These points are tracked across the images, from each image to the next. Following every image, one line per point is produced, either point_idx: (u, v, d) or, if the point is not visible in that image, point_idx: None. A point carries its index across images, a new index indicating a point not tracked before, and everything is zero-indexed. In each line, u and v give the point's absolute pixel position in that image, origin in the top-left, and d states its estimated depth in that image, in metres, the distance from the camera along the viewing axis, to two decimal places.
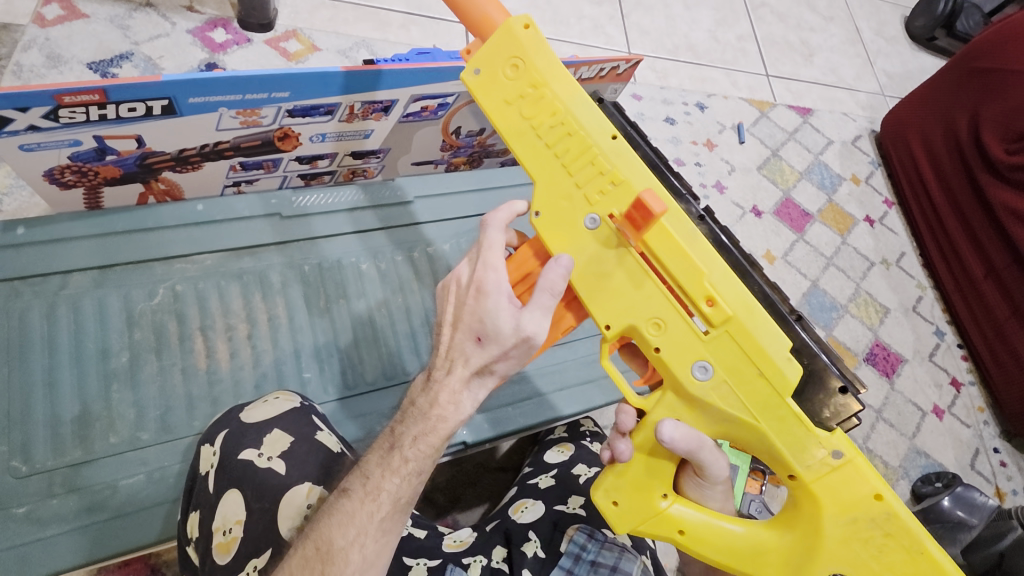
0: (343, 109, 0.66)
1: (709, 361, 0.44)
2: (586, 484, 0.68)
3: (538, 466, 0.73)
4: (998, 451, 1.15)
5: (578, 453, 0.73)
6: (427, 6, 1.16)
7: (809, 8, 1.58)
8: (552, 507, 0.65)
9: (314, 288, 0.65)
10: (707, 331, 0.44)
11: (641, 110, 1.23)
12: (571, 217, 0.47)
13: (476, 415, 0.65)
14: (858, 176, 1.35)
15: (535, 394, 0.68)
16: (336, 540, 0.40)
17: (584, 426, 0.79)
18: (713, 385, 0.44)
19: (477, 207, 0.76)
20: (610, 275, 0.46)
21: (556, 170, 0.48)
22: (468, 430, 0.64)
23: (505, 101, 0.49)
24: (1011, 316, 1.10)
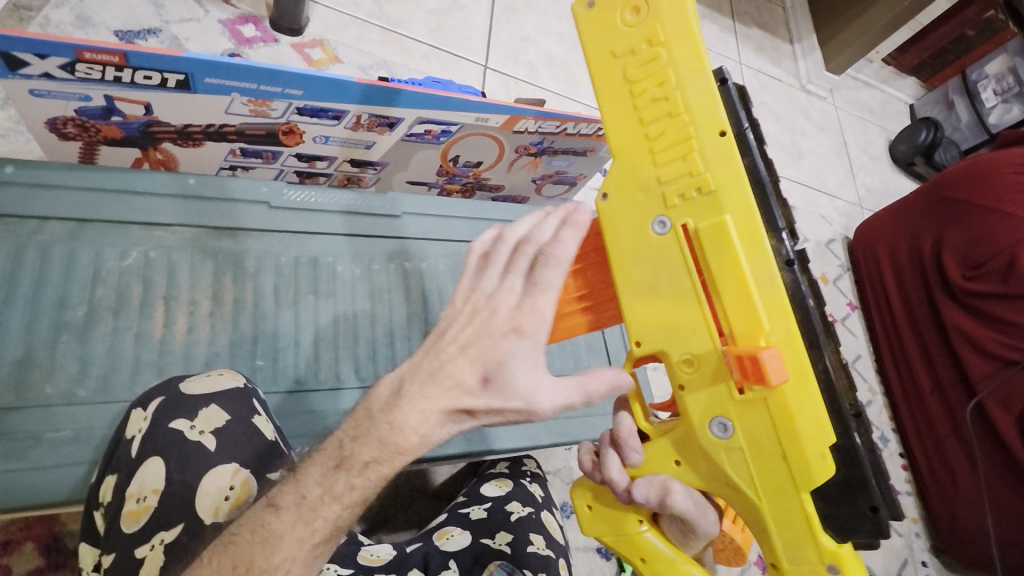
0: (350, 117, 0.69)
1: (738, 414, 0.45)
2: (516, 523, 0.69)
3: (472, 497, 0.73)
4: (925, 564, 1.17)
5: (514, 491, 0.73)
6: (451, 44, 1.24)
7: (804, 116, 1.70)
8: (478, 539, 0.66)
9: (287, 280, 0.66)
10: (744, 394, 0.44)
11: None
12: (640, 214, 0.47)
13: None
14: (827, 275, 1.41)
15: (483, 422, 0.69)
16: (256, 562, 0.38)
17: (526, 466, 0.79)
18: (730, 446, 0.45)
19: (459, 233, 0.78)
20: (659, 288, 0.46)
21: (641, 150, 0.47)
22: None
23: (612, 53, 0.48)
24: (951, 432, 1.14)
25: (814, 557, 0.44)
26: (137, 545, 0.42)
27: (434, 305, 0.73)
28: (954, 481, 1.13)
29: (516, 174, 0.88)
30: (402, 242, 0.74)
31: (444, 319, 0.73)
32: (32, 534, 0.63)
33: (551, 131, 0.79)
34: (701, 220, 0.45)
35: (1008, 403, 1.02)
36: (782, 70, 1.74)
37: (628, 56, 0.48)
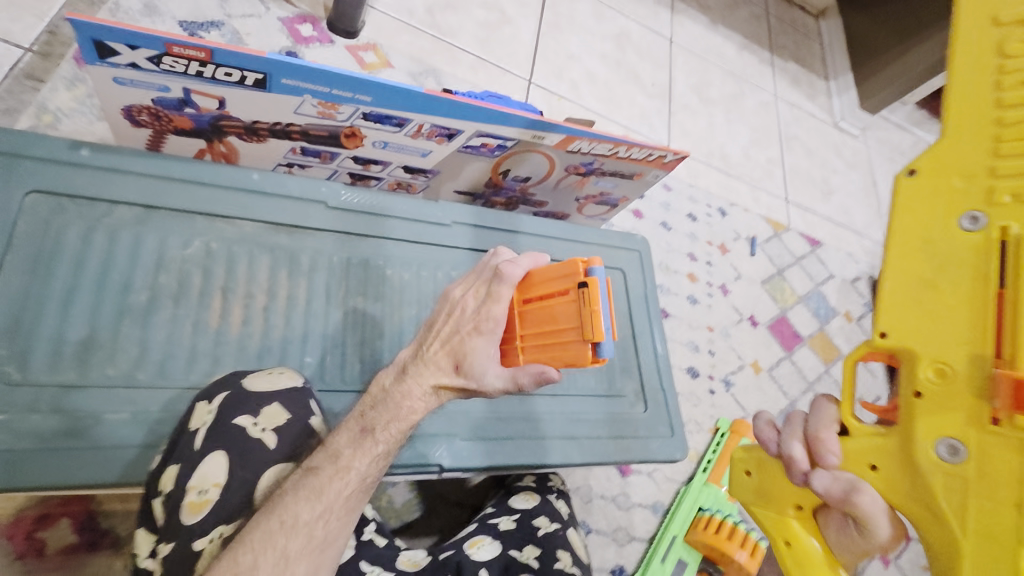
0: (412, 125, 0.70)
1: (965, 412, 0.40)
2: (544, 537, 0.69)
3: (501, 508, 0.74)
4: None
5: (542, 505, 0.74)
6: (498, 58, 1.26)
7: (835, 152, 1.71)
8: (507, 550, 0.67)
9: (338, 280, 0.68)
10: (997, 424, 0.38)
11: (668, 200, 1.31)
12: (942, 212, 0.43)
13: (460, 440, 0.65)
14: (851, 313, 1.41)
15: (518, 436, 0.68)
16: (302, 515, 0.44)
17: (553, 481, 0.79)
18: (957, 469, 0.39)
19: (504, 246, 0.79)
20: (932, 282, 0.42)
21: (986, 153, 0.42)
22: (446, 453, 0.63)
23: (980, 51, 0.43)
24: None
25: None
26: (195, 537, 0.44)
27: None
28: None
29: (561, 191, 0.89)
30: (449, 252, 0.75)
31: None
32: (69, 511, 0.64)
33: (603, 153, 0.80)
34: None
35: None
36: (816, 105, 1.75)
37: (999, 54, 0.42)
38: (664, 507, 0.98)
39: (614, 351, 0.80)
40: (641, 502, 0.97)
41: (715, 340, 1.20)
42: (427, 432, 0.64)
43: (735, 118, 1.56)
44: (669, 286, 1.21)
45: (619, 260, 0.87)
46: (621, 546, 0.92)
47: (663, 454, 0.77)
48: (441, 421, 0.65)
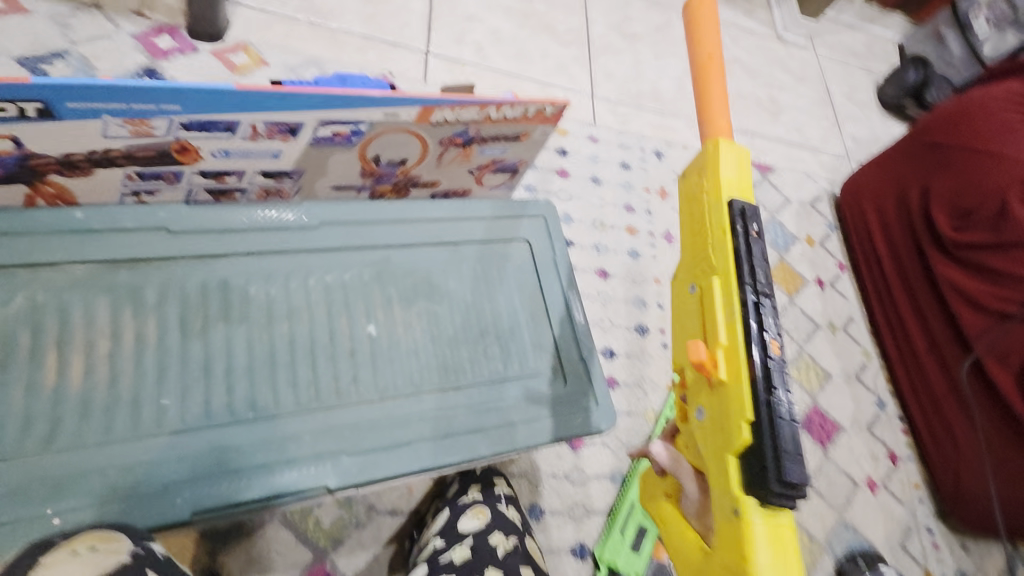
0: (244, 126, 0.64)
1: (704, 406, 0.56)
2: (504, 559, 0.67)
3: (450, 536, 0.69)
4: (931, 531, 1.11)
5: (494, 521, 0.70)
6: (388, 32, 1.18)
7: (781, 67, 1.60)
8: None
9: (193, 309, 0.62)
10: (715, 385, 0.54)
11: (597, 152, 1.24)
12: (682, 286, 0.63)
13: (345, 457, 0.60)
14: (813, 236, 1.33)
15: (411, 441, 0.63)
16: None
17: (498, 487, 0.75)
18: (702, 425, 0.56)
19: (382, 237, 0.73)
20: (685, 325, 0.61)
21: (689, 260, 0.62)
22: (332, 474, 0.59)
23: (687, 196, 0.63)
24: (949, 393, 1.07)
25: (728, 503, 0.50)
26: None
27: (358, 318, 0.68)
28: (955, 444, 1.07)
29: (448, 167, 0.82)
30: (320, 255, 0.70)
31: (370, 333, 0.68)
32: None
33: (472, 119, 0.73)
34: (708, 280, 0.58)
35: (1004, 357, 0.96)
36: (755, 21, 1.64)
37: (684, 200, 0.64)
38: (622, 475, 0.94)
39: (523, 329, 0.75)
40: (597, 475, 0.92)
41: (664, 291, 1.14)
42: (307, 454, 0.59)
43: (664, 51, 1.47)
44: (607, 244, 1.14)
45: (520, 229, 0.81)
46: (580, 523, 0.88)
47: (586, 429, 0.71)
48: (324, 440, 0.60)
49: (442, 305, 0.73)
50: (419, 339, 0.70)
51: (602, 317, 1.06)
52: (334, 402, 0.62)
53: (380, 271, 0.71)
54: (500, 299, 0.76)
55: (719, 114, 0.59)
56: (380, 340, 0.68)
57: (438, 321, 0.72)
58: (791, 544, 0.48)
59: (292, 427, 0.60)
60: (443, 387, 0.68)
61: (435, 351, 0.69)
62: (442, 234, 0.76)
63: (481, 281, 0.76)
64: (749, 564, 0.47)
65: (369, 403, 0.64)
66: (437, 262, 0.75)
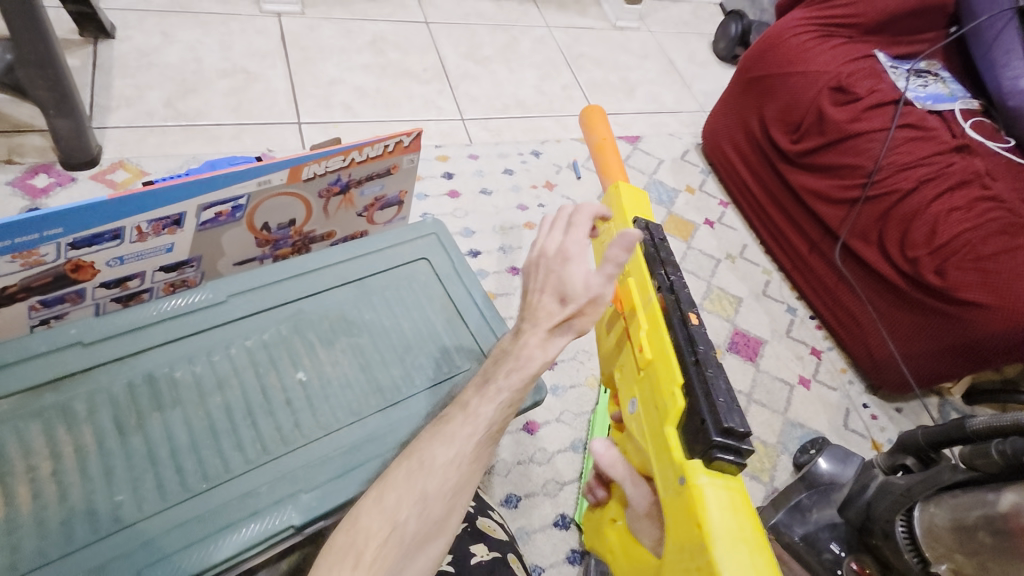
0: (129, 230, 0.69)
1: (639, 396, 0.59)
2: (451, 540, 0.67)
3: None
4: (867, 405, 1.23)
5: None
6: (257, 115, 1.25)
7: (624, 51, 1.78)
8: None
9: (125, 408, 0.66)
10: (642, 372, 0.59)
11: (481, 167, 1.34)
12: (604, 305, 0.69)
13: (303, 495, 0.64)
14: (692, 185, 1.48)
15: (364, 462, 0.68)
16: None
17: None
18: (638, 417, 0.59)
19: (290, 293, 0.79)
20: (619, 341, 0.65)
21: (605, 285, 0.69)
22: (296, 512, 0.63)
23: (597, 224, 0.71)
24: (838, 280, 1.21)
25: (675, 474, 0.50)
26: None
27: (286, 369, 0.73)
28: (856, 321, 1.20)
29: (337, 216, 0.89)
30: (236, 325, 0.74)
31: (301, 379, 0.72)
32: None
33: (340, 166, 0.80)
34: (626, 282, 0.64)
35: (866, 236, 1.15)
36: (590, 18, 1.81)
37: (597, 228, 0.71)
38: (582, 442, 1.01)
39: (442, 335, 0.81)
40: (558, 449, 0.99)
41: None
42: (268, 502, 0.63)
43: (517, 64, 1.60)
44: (512, 244, 1.23)
45: (417, 251, 0.88)
46: (555, 497, 0.94)
47: None
48: (282, 485, 0.65)
49: (362, 336, 0.78)
50: (349, 371, 0.75)
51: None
52: (282, 450, 0.67)
53: (297, 323, 0.77)
54: (414, 315, 0.82)
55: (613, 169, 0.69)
56: (313, 383, 0.72)
57: (363, 351, 0.77)
58: (739, 505, 0.47)
59: (249, 483, 0.64)
60: (383, 406, 0.73)
61: (367, 377, 0.75)
62: (345, 275, 0.83)
63: (393, 305, 0.82)
64: (701, 528, 0.45)
65: (317, 440, 0.68)
66: (346, 301, 0.81)
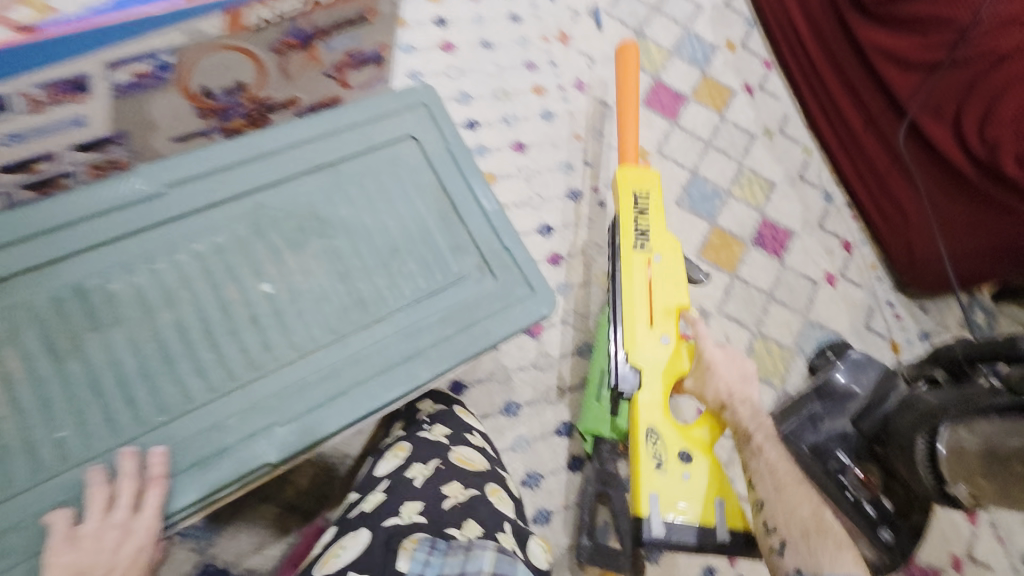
0: (16, 99, 0.52)
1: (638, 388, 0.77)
2: (422, 485, 0.67)
3: (369, 485, 0.70)
4: (892, 304, 1.14)
5: (413, 453, 0.71)
6: None
7: None
8: (383, 524, 0.62)
9: (56, 326, 0.55)
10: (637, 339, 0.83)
11: (479, 10, 1.08)
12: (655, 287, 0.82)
13: (279, 427, 0.56)
14: (734, 40, 1.23)
15: (350, 387, 0.59)
16: None
17: (421, 414, 0.77)
18: (647, 399, 0.77)
19: (246, 181, 0.63)
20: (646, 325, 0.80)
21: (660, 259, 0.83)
22: (270, 449, 0.55)
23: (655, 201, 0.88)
24: (892, 163, 1.06)
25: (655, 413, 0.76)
26: None
27: (246, 280, 0.60)
28: (901, 212, 1.06)
29: (299, 77, 0.70)
30: (182, 223, 0.60)
31: (267, 292, 0.60)
32: None
33: (298, 10, 0.60)
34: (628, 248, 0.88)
35: (938, 110, 0.98)
36: None
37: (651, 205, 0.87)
38: (589, 345, 0.93)
39: (434, 235, 0.68)
40: (562, 353, 0.92)
41: (589, 146, 1.06)
42: (237, 439, 0.55)
43: None
44: (516, 114, 1.04)
45: (401, 128, 0.71)
46: (557, 403, 0.89)
47: (526, 317, 0.67)
48: (252, 417, 0.56)
49: (338, 237, 0.65)
50: (325, 281, 0.63)
51: (531, 195, 1.00)
52: (251, 376, 0.57)
53: (258, 222, 0.62)
54: (400, 211, 0.68)
55: (627, 142, 0.93)
56: (281, 297, 0.61)
57: (341, 256, 0.64)
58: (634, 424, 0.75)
59: (214, 414, 0.55)
60: (367, 322, 0.62)
61: (347, 289, 0.63)
62: (313, 158, 0.66)
63: (375, 197, 0.67)
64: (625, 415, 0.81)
65: (292, 363, 0.58)
66: (316, 194, 0.66)
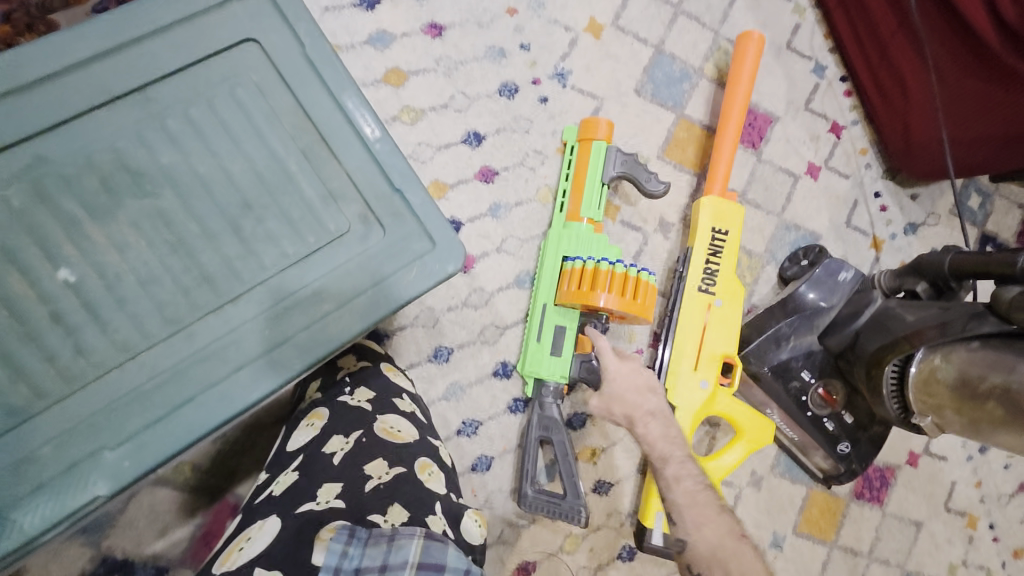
0: None
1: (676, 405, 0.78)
2: (341, 462, 0.55)
3: (281, 464, 0.59)
4: (879, 195, 1.01)
5: (329, 424, 0.60)
6: None
7: None
8: (293, 512, 0.50)
9: None
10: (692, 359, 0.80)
11: None
12: (723, 327, 0.80)
13: (111, 451, 0.46)
14: None
15: (200, 392, 0.48)
16: None
17: (341, 374, 0.67)
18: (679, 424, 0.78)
19: (10, 126, 0.46)
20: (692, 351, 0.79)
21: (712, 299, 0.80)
22: (104, 478, 0.45)
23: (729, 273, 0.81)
24: (897, 28, 0.86)
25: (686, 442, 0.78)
26: None
27: (37, 266, 0.46)
28: (903, 90, 0.89)
29: None
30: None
31: (70, 279, 0.46)
32: None
33: None
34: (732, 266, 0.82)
35: None
36: None
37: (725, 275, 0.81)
38: (531, 275, 0.81)
39: (298, 178, 0.52)
40: (499, 286, 0.80)
41: (527, 23, 0.85)
42: (57, 472, 0.45)
43: None
44: None
45: (230, 30, 0.51)
46: (494, 343, 0.79)
47: (427, 275, 0.54)
48: (74, 442, 0.45)
49: (162, 193, 0.49)
50: (152, 257, 0.48)
51: (452, 94, 0.81)
52: (65, 390, 0.46)
53: (39, 181, 0.46)
54: (247, 151, 0.51)
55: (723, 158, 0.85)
56: (91, 284, 0.47)
57: (171, 220, 0.49)
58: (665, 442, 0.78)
59: (21, 445, 0.44)
60: (217, 304, 0.49)
61: (184, 263, 0.49)
62: (107, 84, 0.48)
63: (207, 135, 0.50)
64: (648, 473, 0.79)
65: (120, 368, 0.47)
66: (120, 133, 0.48)
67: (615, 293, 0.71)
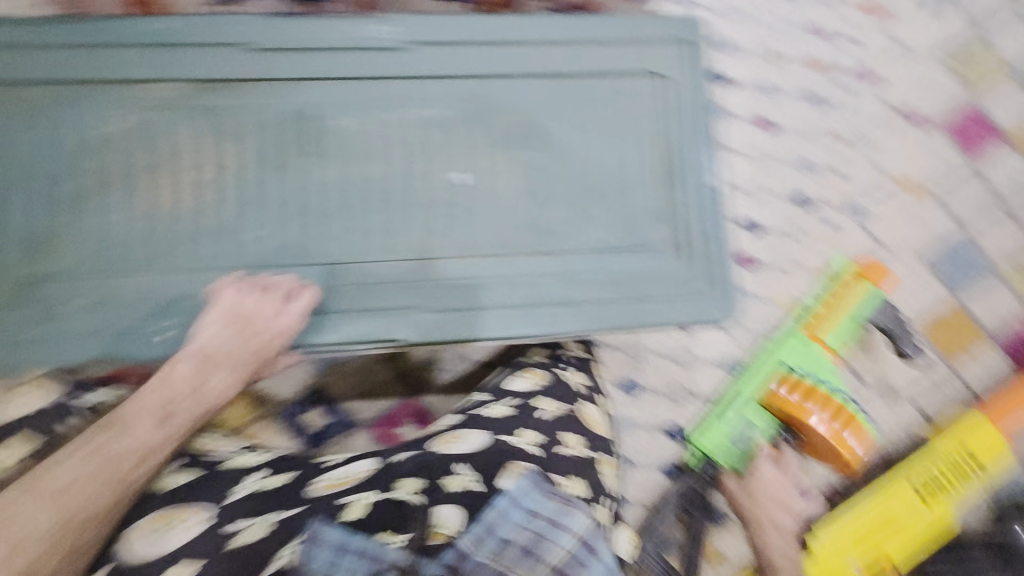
0: None
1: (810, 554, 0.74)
2: (547, 421, 0.58)
3: (497, 391, 0.63)
4: None
5: (549, 386, 0.63)
6: None
7: None
8: (496, 437, 0.54)
9: (278, 135, 0.58)
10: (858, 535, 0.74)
11: None
12: (911, 528, 0.73)
13: (424, 313, 0.57)
14: None
15: (494, 305, 0.57)
16: None
17: (567, 349, 0.71)
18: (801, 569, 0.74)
19: (480, 59, 0.60)
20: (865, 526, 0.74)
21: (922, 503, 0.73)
22: (409, 327, 0.56)
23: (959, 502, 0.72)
24: None
25: None
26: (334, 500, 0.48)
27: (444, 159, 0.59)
28: None
29: None
30: (408, 83, 0.59)
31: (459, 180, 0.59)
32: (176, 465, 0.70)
33: None
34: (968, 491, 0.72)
35: None
36: None
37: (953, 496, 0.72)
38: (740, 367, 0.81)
39: (640, 190, 0.61)
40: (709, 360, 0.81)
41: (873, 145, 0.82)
42: (385, 303, 0.57)
43: None
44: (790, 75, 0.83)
45: (648, 60, 0.62)
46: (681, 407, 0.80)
47: (690, 318, 0.60)
48: (403, 290, 0.57)
49: (542, 150, 0.60)
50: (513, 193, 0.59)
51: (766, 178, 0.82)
52: (416, 250, 0.58)
53: (477, 102, 0.60)
54: (615, 152, 0.61)
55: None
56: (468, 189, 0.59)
57: (539, 172, 0.60)
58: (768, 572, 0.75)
59: (374, 271, 0.57)
60: (538, 250, 0.59)
61: (533, 209, 0.59)
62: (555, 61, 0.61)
63: None
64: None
65: (457, 256, 0.58)
66: (537, 95, 0.60)
67: (828, 416, 0.72)
